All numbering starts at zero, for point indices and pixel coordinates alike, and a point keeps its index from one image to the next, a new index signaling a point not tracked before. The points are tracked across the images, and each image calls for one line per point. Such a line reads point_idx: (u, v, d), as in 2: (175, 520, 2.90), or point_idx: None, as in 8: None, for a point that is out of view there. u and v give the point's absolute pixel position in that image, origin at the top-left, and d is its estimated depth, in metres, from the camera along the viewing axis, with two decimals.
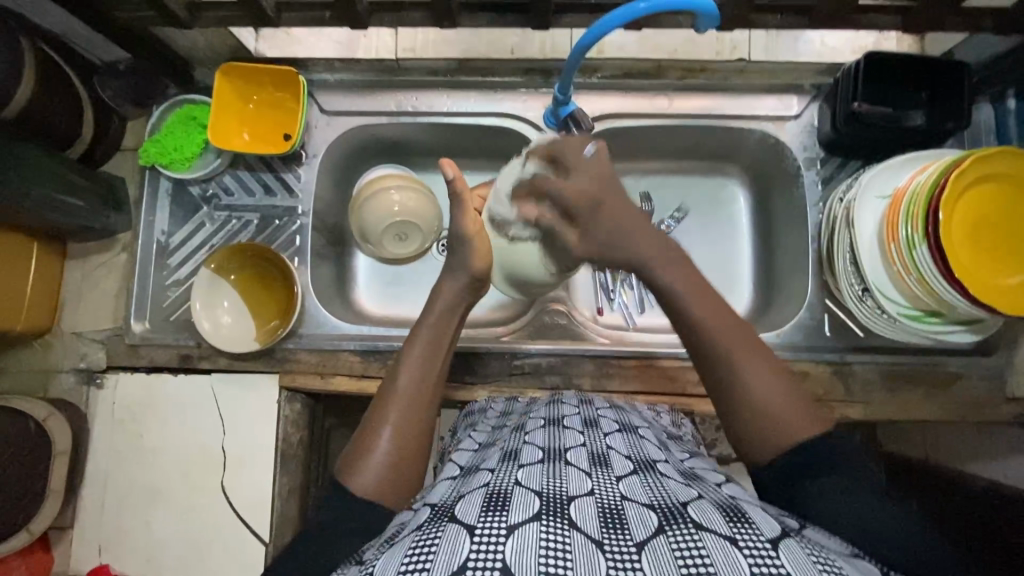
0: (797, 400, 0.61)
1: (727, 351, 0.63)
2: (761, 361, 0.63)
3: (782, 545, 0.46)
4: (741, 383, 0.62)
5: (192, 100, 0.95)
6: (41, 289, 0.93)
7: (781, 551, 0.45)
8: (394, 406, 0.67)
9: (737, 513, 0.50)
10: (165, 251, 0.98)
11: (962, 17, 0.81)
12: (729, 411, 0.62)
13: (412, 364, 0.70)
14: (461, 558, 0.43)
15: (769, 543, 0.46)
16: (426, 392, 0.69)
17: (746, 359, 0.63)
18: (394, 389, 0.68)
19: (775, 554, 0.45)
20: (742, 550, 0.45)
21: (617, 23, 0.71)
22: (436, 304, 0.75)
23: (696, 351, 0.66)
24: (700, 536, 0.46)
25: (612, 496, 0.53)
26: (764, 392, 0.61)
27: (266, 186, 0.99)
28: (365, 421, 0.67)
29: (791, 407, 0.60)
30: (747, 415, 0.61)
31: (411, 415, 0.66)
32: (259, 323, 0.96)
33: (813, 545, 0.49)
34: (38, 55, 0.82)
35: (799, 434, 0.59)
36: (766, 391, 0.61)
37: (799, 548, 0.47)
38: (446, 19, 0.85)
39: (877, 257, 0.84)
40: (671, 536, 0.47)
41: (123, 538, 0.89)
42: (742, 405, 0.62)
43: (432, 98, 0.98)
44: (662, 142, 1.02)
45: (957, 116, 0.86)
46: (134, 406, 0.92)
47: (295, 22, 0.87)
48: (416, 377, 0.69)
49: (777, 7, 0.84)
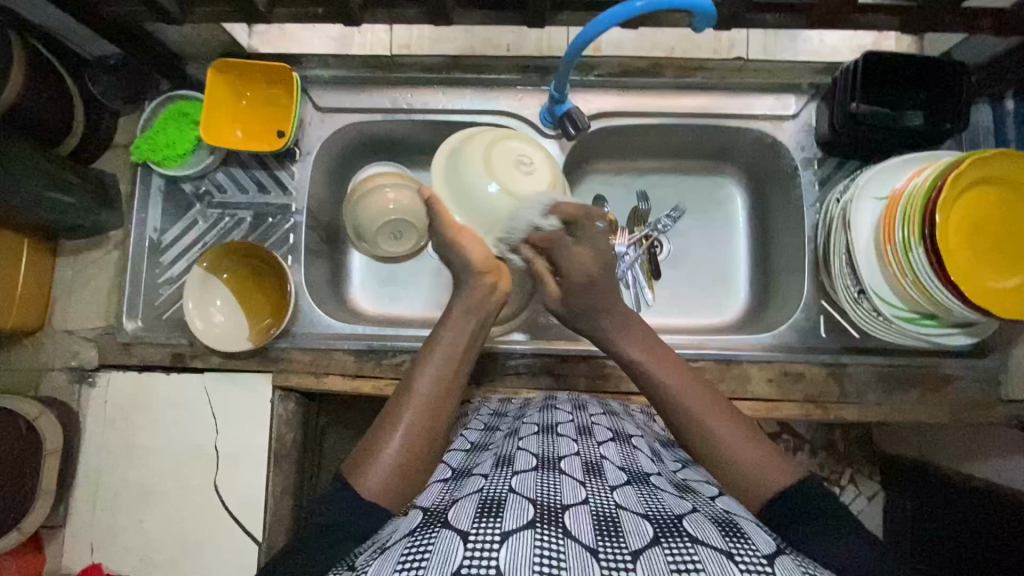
0: (769, 454, 0.64)
1: (700, 423, 0.68)
2: (729, 420, 0.67)
3: (778, 562, 0.47)
4: (716, 448, 0.66)
5: (184, 96, 0.94)
6: (31, 286, 0.92)
7: (777, 568, 0.46)
8: (409, 407, 0.67)
9: (732, 527, 0.51)
10: (157, 248, 0.97)
11: (961, 17, 0.81)
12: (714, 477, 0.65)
13: (429, 370, 0.71)
14: (455, 564, 0.43)
15: (765, 559, 0.47)
16: (439, 396, 0.70)
17: (714, 419, 0.67)
18: (409, 393, 0.69)
19: (772, 569, 0.46)
20: (738, 564, 0.45)
21: (612, 22, 0.70)
22: (454, 315, 0.76)
23: (675, 428, 0.70)
24: (696, 549, 0.46)
25: (607, 505, 0.53)
26: (739, 453, 0.64)
27: (259, 183, 0.98)
28: (377, 423, 0.67)
29: (765, 462, 0.63)
30: (727, 478, 0.64)
31: (424, 419, 0.67)
32: (253, 322, 0.96)
33: (804, 562, 0.51)
34: (26, 50, 0.81)
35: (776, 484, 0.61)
36: (739, 452, 0.64)
37: (794, 564, 0.48)
38: (441, 16, 0.84)
39: (873, 260, 0.84)
40: (666, 547, 0.47)
41: (115, 536, 0.89)
42: (720, 462, 0.65)
43: (427, 95, 0.97)
44: (658, 141, 1.01)
45: (955, 117, 0.86)
46: (125, 405, 0.92)
47: (287, 19, 0.86)
48: (432, 382, 0.70)
49: (775, 6, 0.83)
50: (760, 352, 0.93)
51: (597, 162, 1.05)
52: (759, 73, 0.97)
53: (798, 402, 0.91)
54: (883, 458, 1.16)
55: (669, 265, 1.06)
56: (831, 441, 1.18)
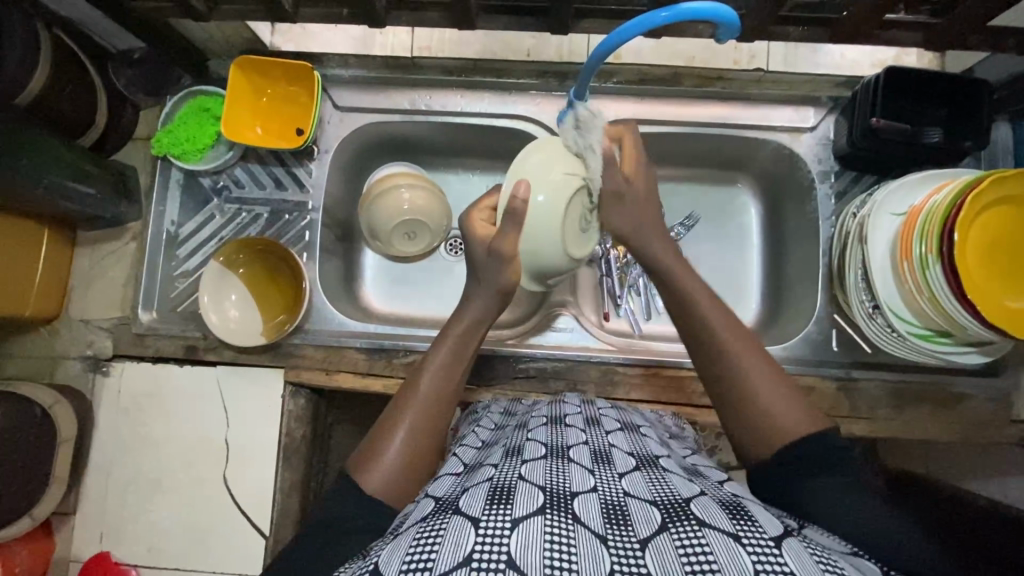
0: (792, 396, 0.63)
1: (718, 336, 0.67)
2: (761, 362, 0.65)
3: (786, 544, 0.46)
4: (736, 369, 0.64)
5: (206, 92, 0.95)
6: (50, 274, 0.93)
7: (784, 549, 0.45)
8: (412, 407, 0.67)
9: (740, 511, 0.50)
10: (173, 241, 0.98)
11: (984, 36, 0.81)
12: (724, 402, 0.65)
13: (433, 368, 0.70)
14: (466, 549, 0.43)
15: (773, 541, 0.46)
16: (440, 391, 0.69)
17: (747, 359, 0.65)
18: (413, 391, 0.68)
19: (778, 552, 0.45)
20: (745, 547, 0.45)
21: (636, 31, 0.68)
22: (468, 317, 0.73)
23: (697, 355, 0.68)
24: (703, 532, 0.46)
25: (615, 491, 0.53)
26: (760, 382, 0.63)
27: (276, 180, 0.99)
28: (383, 416, 0.67)
29: (785, 406, 0.62)
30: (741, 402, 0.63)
31: (427, 421, 0.66)
32: (267, 317, 0.97)
33: (813, 544, 0.49)
34: (53, 42, 0.82)
35: (798, 430, 0.60)
36: (763, 383, 0.63)
37: (802, 547, 0.47)
38: (463, 20, 0.85)
39: (889, 276, 0.83)
40: (674, 533, 0.47)
41: (124, 525, 0.90)
42: (738, 397, 0.64)
43: (445, 98, 0.97)
44: (675, 149, 1.01)
45: (975, 134, 0.86)
46: (136, 395, 0.92)
47: (312, 18, 0.87)
48: (436, 385, 0.69)
49: (799, 20, 0.83)
50: None
51: None
52: (779, 84, 0.96)
53: None
54: None
55: None
56: None
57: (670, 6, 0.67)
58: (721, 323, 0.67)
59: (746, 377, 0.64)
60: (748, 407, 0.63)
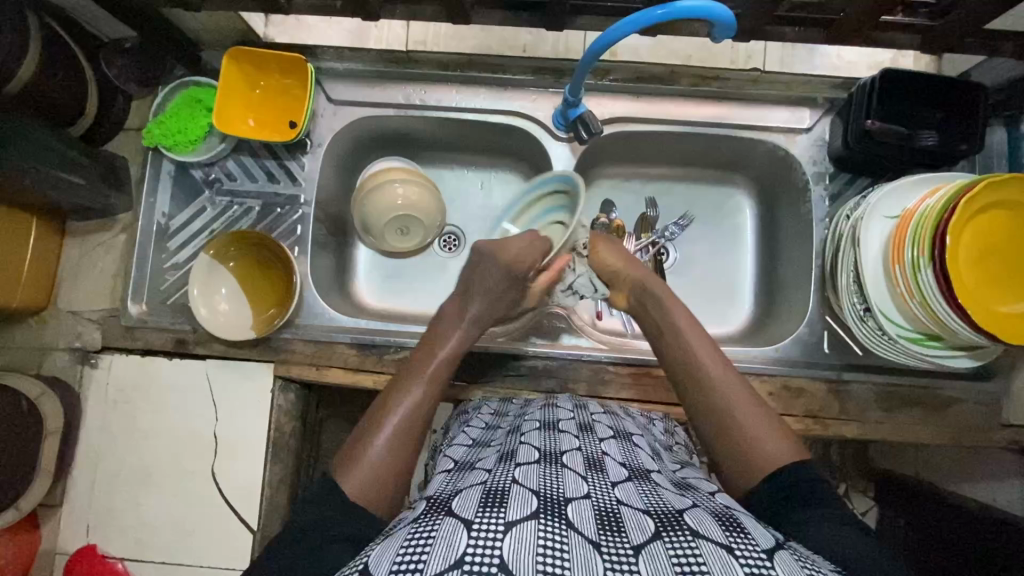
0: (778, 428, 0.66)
1: (697, 359, 0.72)
2: (749, 396, 0.69)
3: (777, 557, 0.47)
4: (724, 402, 0.68)
5: (199, 83, 0.94)
6: (38, 265, 0.92)
7: (776, 562, 0.46)
8: (396, 416, 0.67)
9: (732, 523, 0.50)
10: (164, 234, 0.97)
11: (980, 39, 0.80)
12: (701, 424, 0.69)
13: (416, 377, 0.71)
14: (458, 552, 0.43)
15: (765, 554, 0.46)
16: (423, 395, 0.70)
17: (734, 391, 0.69)
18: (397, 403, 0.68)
19: (771, 564, 0.45)
20: (738, 559, 0.45)
21: (631, 28, 0.70)
22: (449, 335, 0.77)
23: (688, 392, 0.71)
24: (697, 543, 0.46)
25: (609, 499, 0.53)
26: (735, 402, 0.68)
27: (269, 173, 0.98)
28: (365, 423, 0.67)
29: (770, 435, 0.65)
30: (727, 434, 0.66)
31: (410, 432, 0.66)
32: (257, 311, 0.96)
33: (804, 556, 0.49)
34: (42, 29, 0.81)
35: (783, 458, 0.62)
36: (749, 414, 0.66)
37: (793, 560, 0.47)
38: (459, 14, 0.84)
39: (882, 281, 0.83)
40: (668, 541, 0.47)
41: (111, 518, 0.89)
42: (724, 427, 0.67)
43: (440, 93, 0.97)
44: (670, 148, 1.01)
45: (967, 138, 0.86)
46: (126, 387, 0.92)
47: (305, 10, 0.86)
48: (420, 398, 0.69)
49: (797, 19, 0.83)
50: (762, 366, 0.92)
51: (609, 166, 1.05)
52: (777, 84, 0.96)
53: (798, 416, 0.91)
54: (877, 474, 1.16)
55: (674, 273, 1.05)
56: (827, 455, 1.19)
57: (666, 4, 0.68)
58: (711, 359, 0.72)
59: (731, 407, 0.67)
60: (733, 436, 0.65)
